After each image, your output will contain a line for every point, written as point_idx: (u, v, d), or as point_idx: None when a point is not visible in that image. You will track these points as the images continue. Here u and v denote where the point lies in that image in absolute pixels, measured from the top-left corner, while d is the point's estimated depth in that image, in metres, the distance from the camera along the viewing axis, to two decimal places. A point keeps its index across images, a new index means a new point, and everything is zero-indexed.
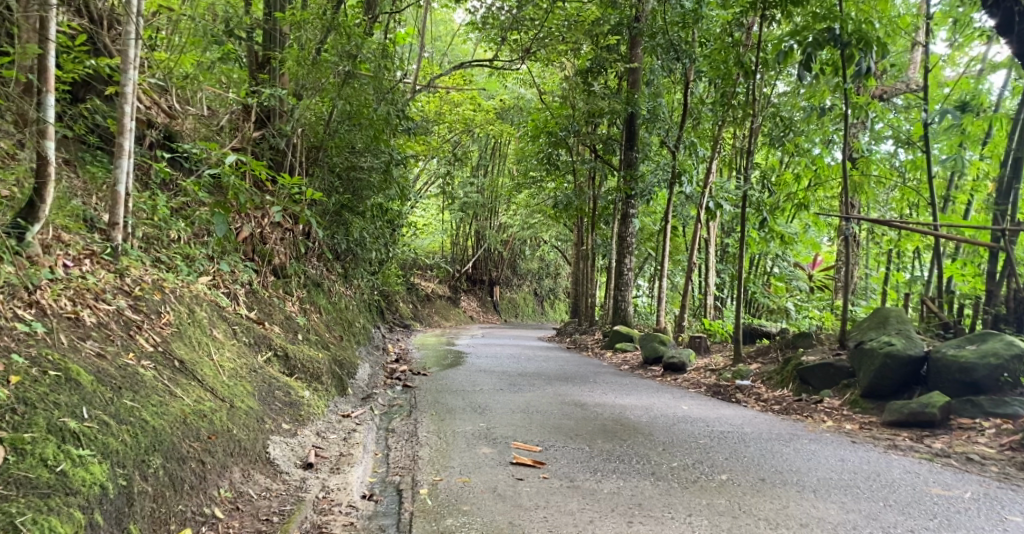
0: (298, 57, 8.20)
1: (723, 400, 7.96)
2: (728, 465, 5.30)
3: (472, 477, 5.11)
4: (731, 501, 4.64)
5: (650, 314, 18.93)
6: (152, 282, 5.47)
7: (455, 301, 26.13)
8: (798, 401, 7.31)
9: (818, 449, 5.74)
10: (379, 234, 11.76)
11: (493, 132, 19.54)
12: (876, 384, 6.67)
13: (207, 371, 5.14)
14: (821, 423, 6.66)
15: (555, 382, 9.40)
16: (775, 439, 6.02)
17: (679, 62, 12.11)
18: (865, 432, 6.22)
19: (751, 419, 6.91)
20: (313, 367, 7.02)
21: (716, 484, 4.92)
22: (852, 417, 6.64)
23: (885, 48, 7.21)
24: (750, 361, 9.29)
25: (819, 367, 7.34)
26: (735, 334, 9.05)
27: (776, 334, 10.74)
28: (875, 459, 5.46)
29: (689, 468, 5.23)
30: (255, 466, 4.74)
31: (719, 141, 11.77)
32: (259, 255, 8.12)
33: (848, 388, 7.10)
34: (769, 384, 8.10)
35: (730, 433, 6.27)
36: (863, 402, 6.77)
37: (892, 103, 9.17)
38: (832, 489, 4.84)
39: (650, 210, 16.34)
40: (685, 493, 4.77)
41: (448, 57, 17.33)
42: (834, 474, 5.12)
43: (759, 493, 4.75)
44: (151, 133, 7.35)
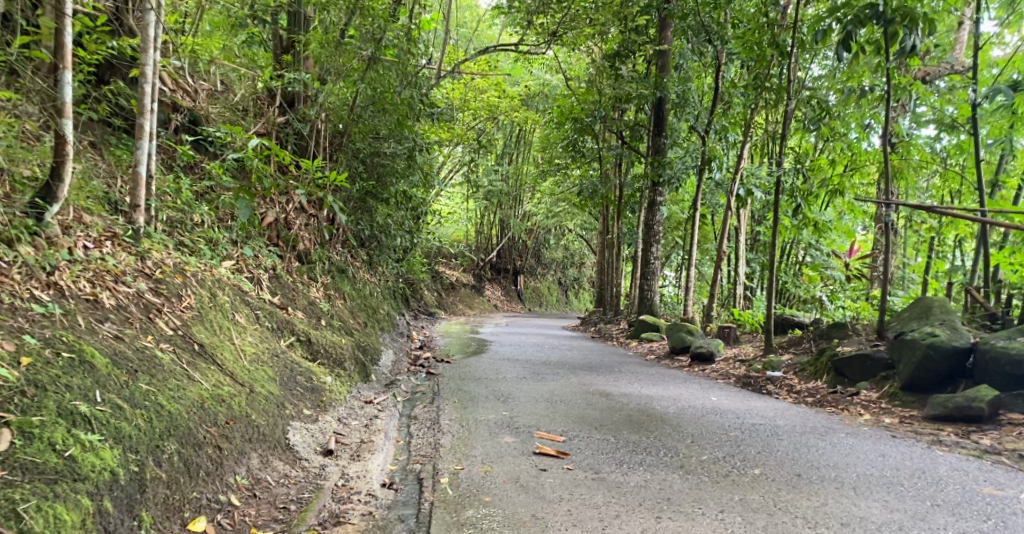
0: (322, 40, 8.02)
1: (754, 392, 7.78)
2: (761, 459, 5.13)
3: (494, 466, 4.99)
4: (765, 497, 4.47)
5: (677, 304, 18.68)
6: (173, 265, 5.40)
7: (479, 290, 26.02)
8: (833, 394, 7.11)
9: (855, 443, 5.54)
10: (403, 221, 11.66)
11: (518, 118, 19.38)
12: (917, 377, 6.44)
13: (227, 355, 5.07)
14: (858, 417, 6.46)
15: (580, 371, 9.25)
16: (810, 433, 5.83)
17: (710, 45, 11.87)
18: (906, 427, 6.00)
19: (784, 412, 6.71)
20: (335, 353, 6.93)
21: (749, 479, 4.75)
22: (892, 411, 6.43)
23: (931, 24, 6.95)
24: (782, 352, 9.08)
25: (856, 359, 7.12)
26: (767, 324, 8.85)
27: (808, 325, 10.48)
28: (916, 455, 5.25)
29: (720, 461, 5.07)
30: (275, 452, 4.67)
31: (751, 127, 11.50)
32: (283, 241, 8.04)
33: (886, 381, 6.89)
34: (802, 375, 7.89)
35: (762, 425, 6.08)
36: (902, 395, 6.55)
37: (934, 85, 8.85)
38: (874, 487, 4.65)
39: (678, 198, 16.09)
40: (716, 487, 4.61)
41: (473, 43, 17.18)
42: (874, 471, 4.93)
43: (795, 489, 4.58)
44: (176, 117, 7.23)
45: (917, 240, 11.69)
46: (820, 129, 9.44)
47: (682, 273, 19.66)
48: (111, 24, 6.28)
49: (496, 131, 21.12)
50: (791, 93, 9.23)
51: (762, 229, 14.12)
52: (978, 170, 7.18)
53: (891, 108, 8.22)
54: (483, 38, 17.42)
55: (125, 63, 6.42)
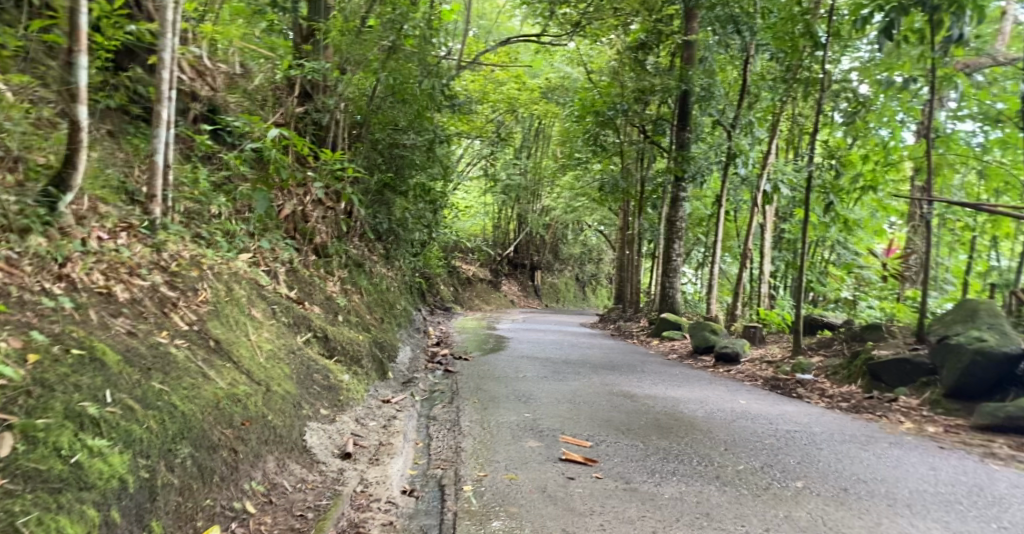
0: (343, 28, 7.89)
1: (782, 395, 7.53)
2: (801, 471, 4.94)
3: (519, 473, 4.81)
4: (812, 514, 4.27)
5: (700, 303, 18.34)
6: (190, 257, 5.18)
7: (496, 285, 25.73)
8: (869, 399, 6.86)
9: (900, 455, 5.32)
10: (421, 214, 11.45)
11: (538, 111, 19.12)
12: (963, 383, 6.21)
13: (244, 352, 4.87)
14: (898, 424, 6.20)
15: (601, 370, 9.03)
16: (850, 442, 5.61)
17: (738, 37, 11.56)
18: (951, 437, 5.76)
19: (818, 418, 6.46)
20: (353, 350, 6.71)
21: (791, 493, 4.57)
22: (934, 419, 6.19)
23: (981, 11, 6.66)
24: (811, 353, 8.80)
25: (894, 363, 6.88)
26: (797, 326, 8.55)
27: (837, 326, 10.15)
28: (969, 469, 5.03)
29: (758, 472, 4.89)
30: (291, 455, 4.49)
31: (779, 122, 11.18)
32: (299, 234, 7.78)
33: (927, 387, 6.65)
34: (835, 378, 7.62)
35: (797, 432, 5.86)
36: (946, 403, 6.32)
37: (974, 80, 8.57)
38: (930, 505, 4.44)
39: (701, 194, 15.79)
40: (758, 502, 4.41)
41: (493, 35, 16.89)
42: (928, 486, 4.72)
43: (844, 507, 4.37)
44: (195, 106, 6.86)
45: (953, 239, 11.34)
46: (853, 122, 9.11)
47: (704, 270, 19.31)
48: (130, 9, 6.10)
49: (515, 125, 20.86)
50: (824, 87, 8.91)
51: (788, 227, 13.76)
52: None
53: (934, 100, 7.89)
54: (503, 30, 17.06)
55: (145, 49, 6.22)
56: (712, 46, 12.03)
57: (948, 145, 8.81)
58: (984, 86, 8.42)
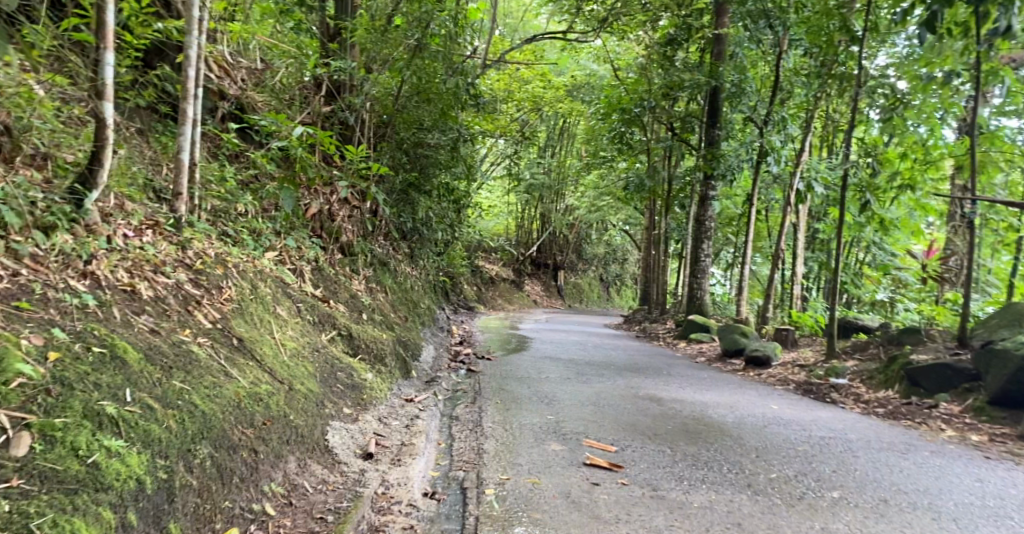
0: (368, 26, 7.91)
1: (815, 400, 7.37)
2: (838, 480, 4.80)
3: (542, 478, 4.74)
4: (850, 527, 4.15)
5: (727, 304, 18.10)
6: (215, 255, 5.11)
7: (520, 284, 25.63)
8: (907, 405, 6.69)
9: (943, 464, 5.17)
10: (445, 214, 11.36)
11: (563, 110, 19.00)
12: (1010, 391, 6.01)
13: (267, 350, 4.81)
14: (940, 432, 6.05)
15: (627, 372, 8.89)
16: (888, 450, 5.46)
17: (770, 32, 11.32)
18: (997, 448, 5.61)
19: (852, 424, 6.30)
20: (377, 348, 6.64)
21: (827, 503, 4.45)
22: (978, 427, 6.03)
23: None
24: (846, 358, 8.59)
25: (934, 369, 6.71)
26: (830, 328, 8.37)
27: (873, 329, 9.93)
28: (1017, 482, 4.89)
29: (792, 481, 4.76)
30: (312, 455, 4.44)
31: (813, 119, 10.97)
32: (326, 233, 7.60)
33: (969, 393, 6.46)
34: (871, 384, 7.44)
35: (833, 439, 5.70)
36: (990, 411, 6.15)
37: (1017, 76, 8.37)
38: (977, 520, 4.29)
39: (729, 194, 15.58)
40: (791, 512, 4.30)
41: (519, 33, 16.79)
42: (974, 499, 4.57)
43: (884, 519, 4.24)
44: (223, 105, 6.79)
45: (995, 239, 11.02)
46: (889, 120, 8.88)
47: (733, 271, 19.06)
48: (157, 6, 6.10)
49: (541, 123, 20.77)
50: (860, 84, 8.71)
51: (820, 227, 13.51)
52: None
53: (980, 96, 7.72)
54: (529, 29, 16.95)
55: (174, 47, 6.19)
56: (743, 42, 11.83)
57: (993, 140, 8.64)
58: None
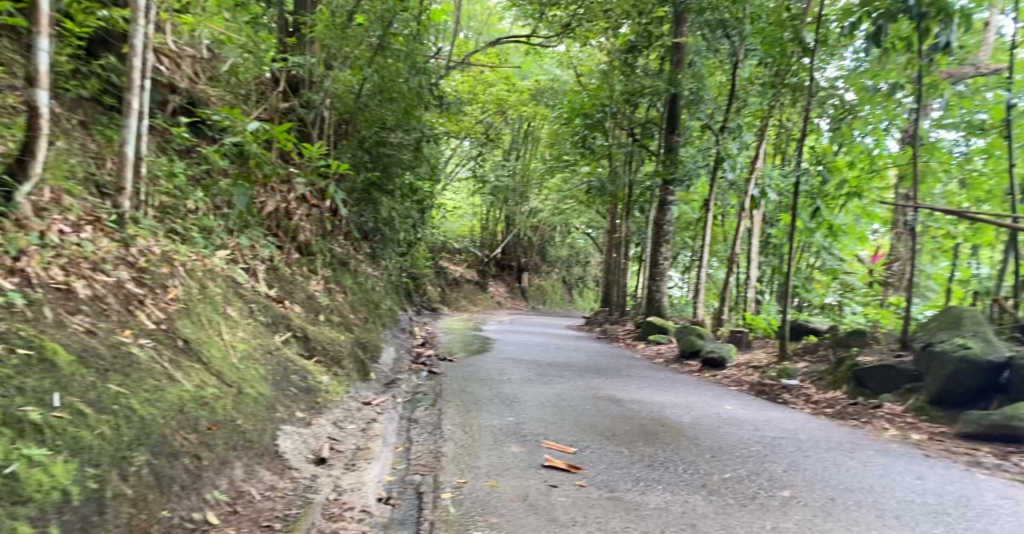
0: (328, 22, 7.49)
1: (768, 400, 7.43)
2: (788, 480, 4.86)
3: (500, 480, 4.66)
4: (799, 526, 4.20)
5: (686, 307, 18.25)
6: (161, 253, 4.91)
7: (484, 286, 25.52)
8: (854, 405, 6.85)
9: (888, 463, 5.28)
10: (407, 214, 11.21)
11: (527, 112, 18.98)
12: (947, 391, 6.20)
13: (215, 352, 4.63)
14: (884, 431, 6.18)
15: (588, 373, 8.85)
16: (835, 450, 5.55)
17: (727, 42, 11.41)
18: (936, 445, 5.76)
19: (804, 424, 6.36)
20: (334, 350, 6.47)
21: (778, 503, 4.49)
22: (919, 426, 6.19)
23: (969, 19, 6.95)
24: (797, 359, 8.67)
25: (878, 369, 6.90)
26: (783, 331, 8.41)
27: (823, 332, 10.03)
28: (956, 479, 5.01)
29: (744, 481, 4.80)
30: (262, 460, 4.28)
31: (767, 127, 11.04)
32: (282, 232, 7.43)
33: (911, 393, 6.65)
34: (820, 384, 7.56)
35: (783, 439, 5.76)
36: (931, 410, 6.30)
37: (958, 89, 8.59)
38: (919, 516, 4.38)
39: (689, 198, 15.71)
40: (744, 512, 4.33)
41: (482, 35, 16.71)
42: (916, 496, 4.67)
43: (831, 517, 4.31)
44: (173, 98, 6.38)
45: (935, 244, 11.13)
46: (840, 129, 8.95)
47: (692, 274, 19.25)
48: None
49: (505, 125, 20.70)
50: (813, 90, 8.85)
51: (774, 232, 13.68)
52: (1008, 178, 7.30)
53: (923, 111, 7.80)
54: (492, 31, 16.88)
55: (118, 36, 5.95)
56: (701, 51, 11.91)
57: (933, 153, 8.79)
58: (966, 96, 8.44)
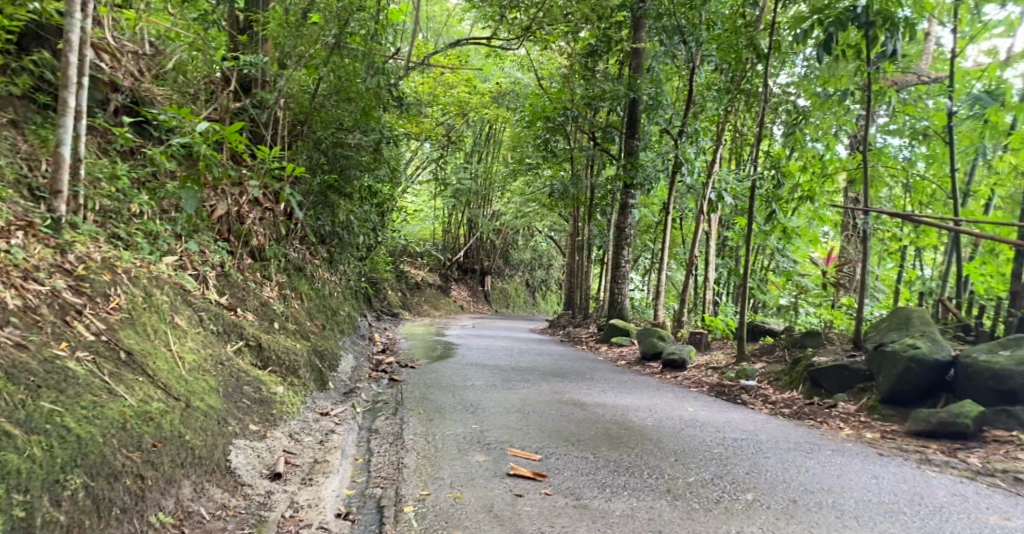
0: (282, 19, 7.42)
1: (727, 401, 7.41)
2: (751, 482, 4.81)
3: (465, 491, 4.50)
4: (763, 529, 4.15)
5: (647, 309, 18.31)
6: (102, 259, 4.65)
7: (446, 290, 25.31)
8: (809, 405, 6.86)
9: (844, 463, 5.29)
10: (367, 218, 11.00)
11: (488, 115, 18.85)
12: (898, 390, 6.26)
13: (162, 364, 4.40)
14: (838, 431, 6.21)
15: (551, 377, 8.73)
16: (794, 450, 5.53)
17: (683, 49, 11.44)
18: (888, 443, 5.79)
19: (763, 425, 6.34)
20: (289, 359, 6.25)
21: (742, 506, 4.43)
22: (871, 425, 6.23)
23: (913, 28, 6.92)
24: (754, 360, 8.69)
25: (832, 369, 6.91)
26: (740, 332, 8.39)
27: (780, 333, 10.07)
28: (909, 477, 5.03)
29: (709, 484, 4.73)
30: (212, 478, 4.09)
31: (723, 132, 11.13)
32: (235, 236, 7.16)
33: (864, 393, 6.67)
34: (777, 385, 7.58)
35: (744, 440, 5.72)
36: (882, 409, 6.37)
37: (903, 97, 8.72)
38: (876, 516, 4.38)
39: (650, 201, 15.75)
40: (709, 517, 4.26)
41: (442, 37, 16.53)
42: (872, 496, 4.67)
43: (793, 520, 4.27)
44: (116, 98, 6.10)
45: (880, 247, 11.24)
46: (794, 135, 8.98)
47: (652, 276, 19.33)
48: None
49: (467, 129, 20.59)
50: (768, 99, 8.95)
51: (730, 235, 13.78)
52: (953, 181, 7.36)
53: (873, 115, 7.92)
54: (452, 34, 16.72)
55: (54, 32, 5.66)
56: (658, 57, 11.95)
57: (882, 158, 8.91)
58: (911, 103, 8.57)
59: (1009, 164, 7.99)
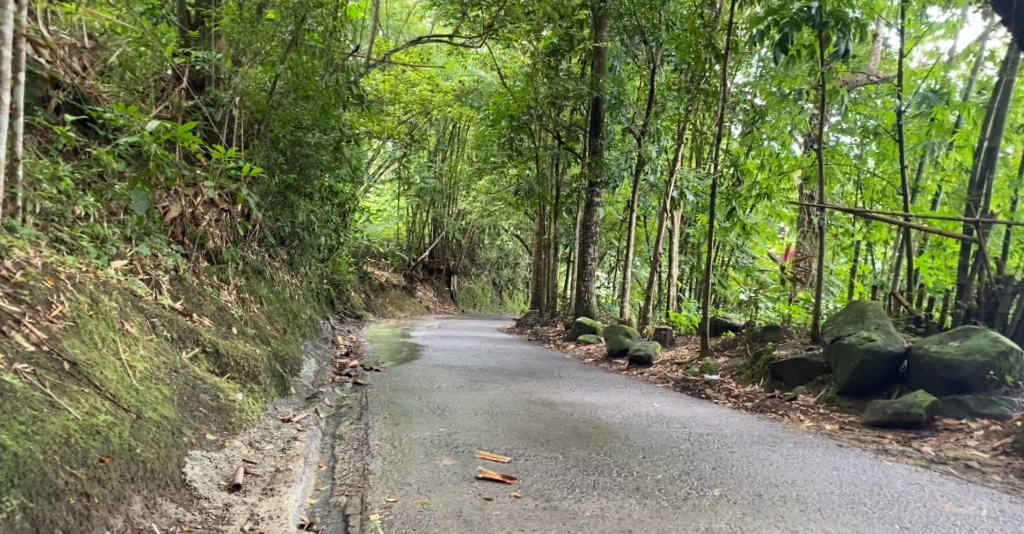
0: (235, 15, 7.13)
1: (691, 396, 7.38)
2: (717, 477, 4.75)
3: (432, 496, 4.36)
4: (731, 525, 4.08)
5: (613, 306, 18.32)
6: (43, 265, 4.41)
7: (411, 291, 25.06)
8: (771, 398, 6.86)
9: (805, 455, 5.26)
10: (328, 218, 10.78)
11: (451, 114, 18.66)
12: (855, 382, 6.28)
13: (110, 374, 4.18)
14: (799, 423, 6.20)
15: (518, 377, 8.63)
16: (759, 444, 5.49)
17: (644, 47, 11.45)
18: (847, 434, 5.79)
19: (727, 419, 6.30)
20: (248, 364, 6.03)
21: (709, 502, 4.37)
22: (830, 417, 6.23)
23: (863, 29, 6.94)
24: (717, 354, 8.69)
25: (792, 362, 6.92)
26: (703, 326, 8.37)
27: (741, 327, 10.09)
28: (867, 467, 5.02)
29: (676, 481, 4.65)
30: (166, 491, 3.90)
31: (684, 130, 11.13)
32: (189, 239, 6.92)
33: (823, 385, 6.68)
34: (739, 379, 7.58)
35: (710, 435, 5.67)
36: (840, 400, 6.37)
37: (853, 97, 8.79)
38: (838, 508, 4.34)
39: (614, 199, 15.74)
40: (678, 514, 4.18)
41: (403, 35, 16.26)
42: (834, 488, 4.64)
43: (760, 515, 4.21)
44: (57, 94, 5.84)
45: (834, 242, 11.34)
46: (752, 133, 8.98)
47: (617, 274, 19.36)
48: None
49: (430, 127, 20.36)
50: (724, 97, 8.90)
51: (692, 231, 13.83)
52: (903, 178, 7.41)
53: (827, 113, 8.03)
54: (413, 31, 16.48)
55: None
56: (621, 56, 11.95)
57: (835, 156, 8.97)
58: (862, 102, 8.65)
59: (954, 160, 8.32)
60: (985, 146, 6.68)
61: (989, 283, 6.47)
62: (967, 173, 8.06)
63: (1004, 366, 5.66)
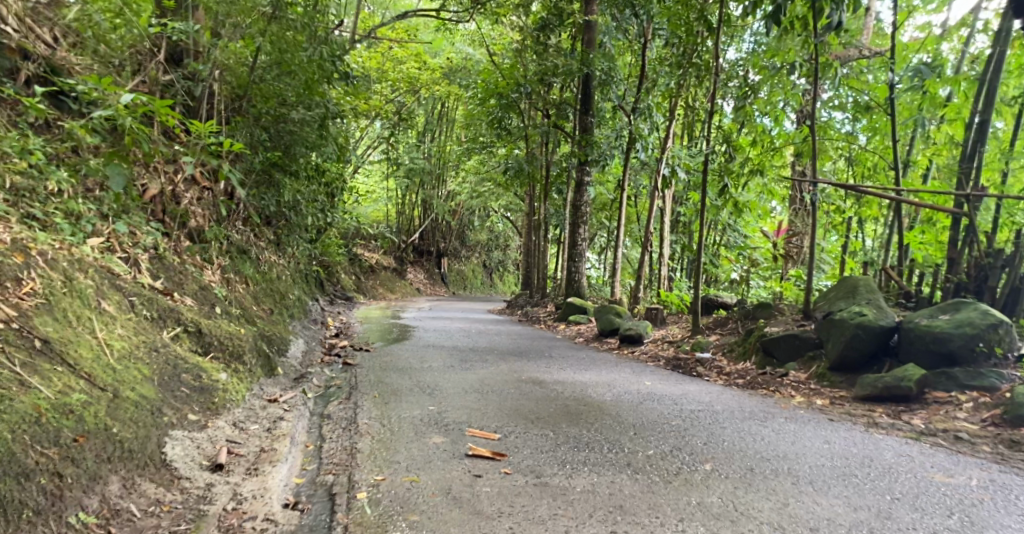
0: None
1: (682, 374, 7.29)
2: (709, 452, 4.65)
3: (421, 475, 4.25)
4: (723, 499, 4.00)
5: (603, 287, 18.21)
6: (12, 241, 4.28)
7: (402, 273, 24.88)
8: (763, 375, 6.77)
9: (796, 429, 5.17)
10: (315, 199, 10.59)
11: (440, 93, 18.43)
12: (845, 357, 6.19)
13: (84, 352, 4.05)
14: (790, 398, 6.12)
15: (508, 357, 8.51)
16: (750, 419, 5.41)
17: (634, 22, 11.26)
18: (837, 409, 5.71)
19: (719, 396, 6.21)
20: (233, 344, 5.89)
21: (701, 476, 4.28)
22: (821, 392, 6.15)
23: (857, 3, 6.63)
24: (708, 332, 8.60)
25: (784, 338, 6.83)
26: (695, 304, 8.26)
27: (732, 306, 10.01)
28: (858, 440, 4.94)
29: (668, 456, 4.56)
30: (144, 472, 3.79)
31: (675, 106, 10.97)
32: (170, 217, 6.74)
33: (814, 361, 6.59)
34: (731, 356, 7.50)
35: (701, 412, 5.58)
36: (830, 376, 6.29)
37: (845, 73, 8.61)
38: (829, 480, 4.26)
39: (604, 178, 15.60)
40: (669, 489, 4.10)
41: (390, 12, 16.03)
42: (825, 461, 4.55)
43: (751, 488, 4.13)
44: (27, 66, 5.66)
45: (825, 219, 11.25)
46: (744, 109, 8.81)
47: (607, 254, 19.24)
48: None
49: (417, 107, 20.08)
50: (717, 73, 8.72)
51: (683, 210, 13.71)
52: (895, 153, 7.24)
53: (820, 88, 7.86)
54: (399, 8, 16.21)
55: None
56: (611, 31, 11.78)
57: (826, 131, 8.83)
58: (853, 76, 8.49)
59: (945, 133, 8.21)
60: (976, 120, 6.54)
61: (979, 257, 6.40)
62: (957, 147, 7.94)
63: (993, 338, 5.58)
